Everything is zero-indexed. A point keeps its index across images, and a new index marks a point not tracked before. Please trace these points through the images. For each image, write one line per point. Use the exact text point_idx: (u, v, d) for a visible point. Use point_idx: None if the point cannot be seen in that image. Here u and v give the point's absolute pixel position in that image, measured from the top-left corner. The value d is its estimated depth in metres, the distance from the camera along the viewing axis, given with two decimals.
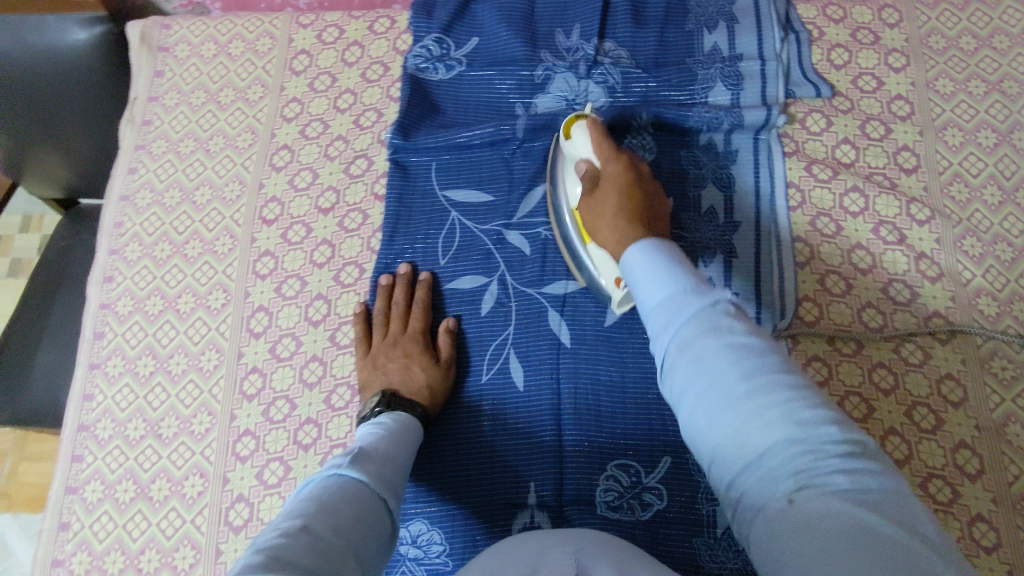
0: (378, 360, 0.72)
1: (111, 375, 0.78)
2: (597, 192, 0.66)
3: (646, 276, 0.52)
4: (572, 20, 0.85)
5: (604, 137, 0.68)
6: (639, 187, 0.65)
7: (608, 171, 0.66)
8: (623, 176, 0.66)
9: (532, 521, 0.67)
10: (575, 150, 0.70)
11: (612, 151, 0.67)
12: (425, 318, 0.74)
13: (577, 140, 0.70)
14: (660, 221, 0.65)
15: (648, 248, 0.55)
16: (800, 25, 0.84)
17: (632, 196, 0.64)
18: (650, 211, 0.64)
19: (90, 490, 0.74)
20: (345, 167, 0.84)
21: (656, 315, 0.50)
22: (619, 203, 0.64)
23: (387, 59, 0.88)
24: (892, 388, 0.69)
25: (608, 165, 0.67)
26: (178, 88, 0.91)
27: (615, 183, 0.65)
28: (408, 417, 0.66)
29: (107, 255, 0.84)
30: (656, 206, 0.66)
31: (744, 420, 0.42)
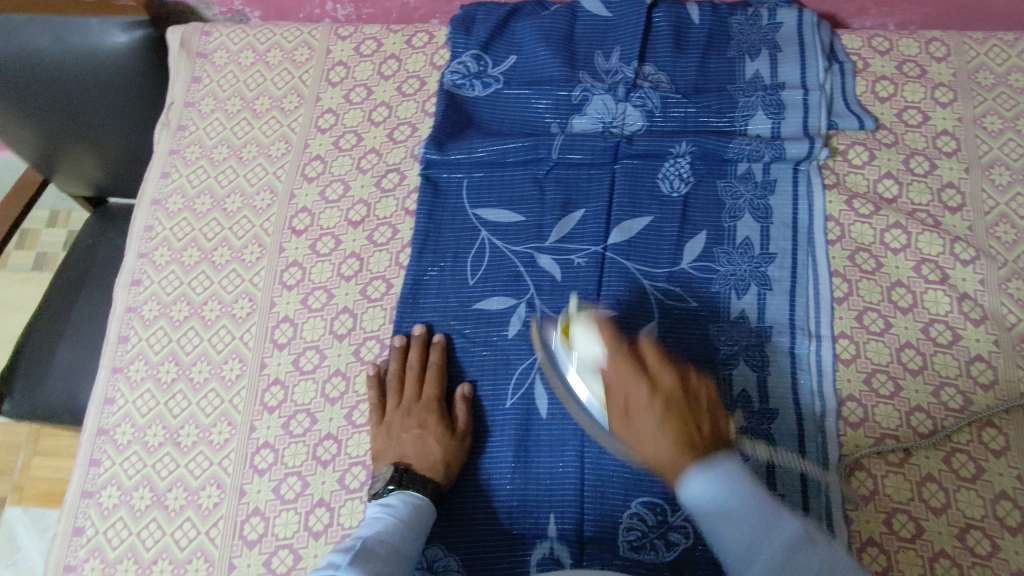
0: (392, 429, 0.70)
1: (133, 380, 0.78)
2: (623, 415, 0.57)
3: (718, 516, 0.49)
4: (612, 42, 0.84)
5: (612, 336, 0.60)
6: (677, 399, 0.56)
7: (632, 385, 0.57)
8: (649, 393, 0.56)
9: (551, 553, 0.65)
10: (587, 355, 0.62)
11: (629, 359, 0.59)
12: (440, 385, 0.72)
13: (582, 343, 0.63)
14: (716, 432, 0.55)
15: (711, 476, 0.50)
16: (843, 56, 0.83)
17: (667, 416, 0.55)
18: (699, 426, 0.54)
19: (107, 495, 0.73)
20: (377, 180, 0.83)
21: (735, 549, 0.48)
22: (655, 426, 0.55)
23: (423, 73, 0.88)
24: (931, 433, 0.67)
25: (627, 374, 0.58)
26: (215, 94, 0.92)
27: (644, 403, 0.56)
28: (422, 501, 0.65)
29: (136, 259, 0.84)
30: (699, 409, 0.56)
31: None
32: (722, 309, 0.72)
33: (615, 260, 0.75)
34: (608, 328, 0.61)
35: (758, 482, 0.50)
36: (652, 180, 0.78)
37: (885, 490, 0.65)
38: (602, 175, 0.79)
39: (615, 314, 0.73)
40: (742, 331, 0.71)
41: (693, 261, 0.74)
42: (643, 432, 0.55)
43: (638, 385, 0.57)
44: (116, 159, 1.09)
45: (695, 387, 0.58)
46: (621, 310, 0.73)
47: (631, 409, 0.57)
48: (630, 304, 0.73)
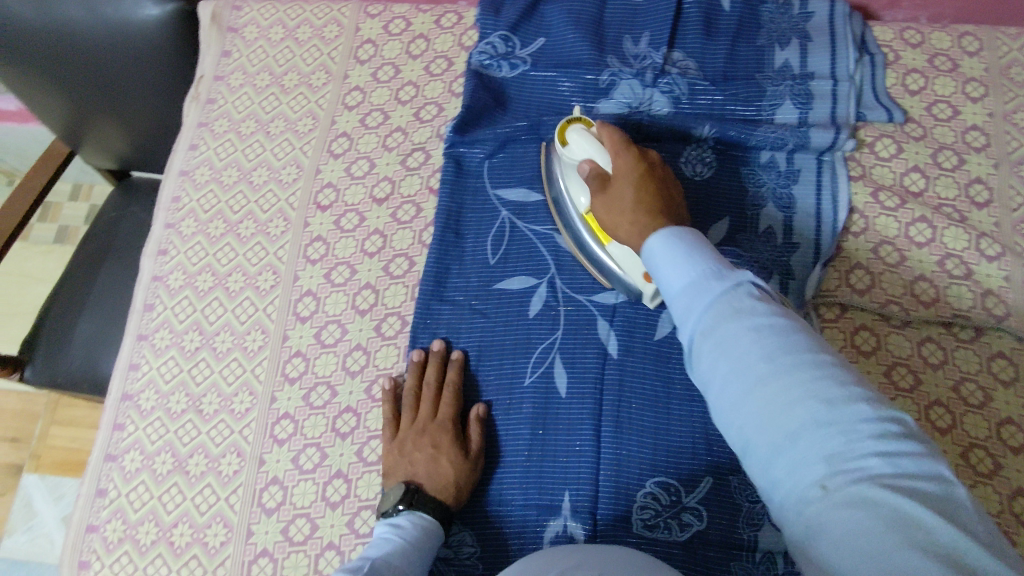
0: (405, 447, 0.68)
1: (157, 348, 0.79)
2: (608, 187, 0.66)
3: (669, 259, 0.54)
4: (641, 27, 0.84)
5: (609, 128, 0.69)
6: (656, 175, 0.66)
7: (620, 161, 0.67)
8: (635, 166, 0.66)
9: (565, 530, 0.65)
10: (579, 154, 0.70)
11: (622, 142, 0.68)
12: (456, 404, 0.70)
13: (576, 137, 0.71)
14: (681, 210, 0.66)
15: (670, 236, 0.56)
16: (875, 47, 0.82)
17: (647, 184, 0.65)
18: (670, 201, 0.65)
19: (130, 459, 0.75)
20: (402, 159, 0.84)
21: (682, 303, 0.52)
22: (634, 192, 0.64)
23: (451, 53, 0.88)
24: (949, 427, 0.66)
25: (618, 158, 0.67)
26: (244, 69, 0.93)
27: (628, 175, 0.66)
28: (430, 525, 0.63)
29: (163, 229, 0.85)
30: (672, 193, 0.67)
31: (776, 373, 0.44)
32: None
33: None
34: (611, 127, 0.69)
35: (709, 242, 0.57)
36: (675, 165, 0.78)
37: None
38: None
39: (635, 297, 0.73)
40: None
41: (714, 246, 0.74)
42: (622, 191, 0.65)
43: (628, 161, 0.66)
44: (142, 132, 1.10)
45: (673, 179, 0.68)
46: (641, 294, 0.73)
47: (617, 178, 0.66)
48: None
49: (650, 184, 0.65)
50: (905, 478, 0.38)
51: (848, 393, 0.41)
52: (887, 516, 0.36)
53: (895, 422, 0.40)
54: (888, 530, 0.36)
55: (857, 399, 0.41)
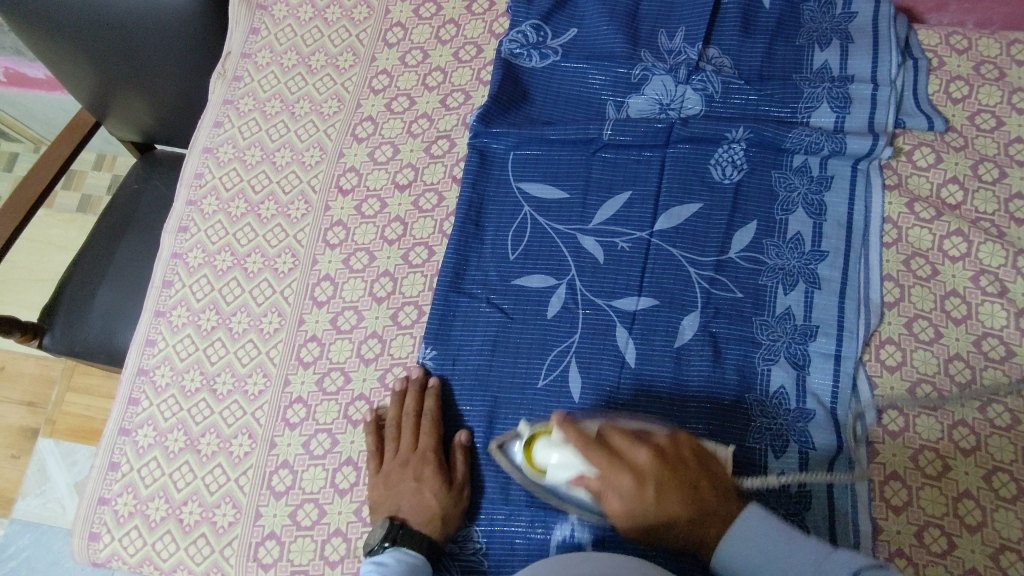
0: (389, 480, 0.67)
1: (174, 325, 0.79)
2: (633, 516, 0.57)
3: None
4: (677, 21, 0.82)
5: (585, 451, 0.56)
6: (666, 468, 0.57)
7: (625, 485, 0.56)
8: (638, 488, 0.56)
9: (571, 536, 0.64)
10: (560, 474, 0.58)
11: (609, 463, 0.56)
12: (436, 434, 0.68)
13: (551, 467, 0.58)
14: (711, 483, 0.59)
15: (741, 551, 0.56)
16: (919, 52, 0.80)
17: (673, 491, 0.57)
18: (695, 489, 0.58)
19: (143, 434, 0.75)
20: (427, 146, 0.83)
21: None
22: (672, 508, 0.57)
23: (481, 40, 0.87)
24: (973, 449, 0.65)
25: (616, 479, 0.56)
26: (272, 48, 0.92)
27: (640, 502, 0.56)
28: (416, 557, 0.62)
29: (185, 206, 0.85)
30: (683, 466, 0.58)
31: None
32: (767, 302, 0.71)
33: (661, 246, 0.74)
34: (572, 433, 0.56)
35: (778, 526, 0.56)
36: (704, 166, 0.76)
37: (920, 502, 0.63)
38: (652, 158, 0.77)
39: (656, 301, 0.72)
40: (786, 327, 0.70)
41: (740, 251, 0.73)
42: (661, 519, 0.57)
43: (625, 482, 0.56)
44: (166, 106, 1.10)
45: (668, 443, 0.59)
46: (663, 297, 0.72)
47: (629, 513, 0.57)
48: (672, 292, 0.72)
49: (674, 487, 0.57)
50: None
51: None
52: None
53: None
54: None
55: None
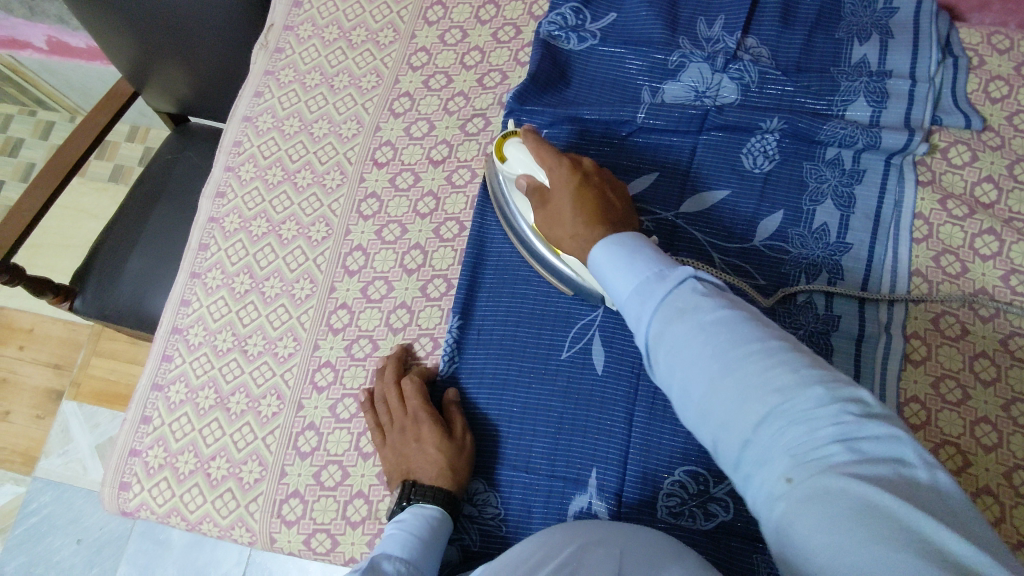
0: (392, 445, 0.68)
1: (209, 287, 0.81)
2: (547, 202, 0.65)
3: (616, 269, 0.54)
4: (717, 10, 0.82)
5: (539, 144, 0.67)
6: (592, 184, 0.64)
7: (554, 171, 0.65)
8: (569, 173, 0.64)
9: (589, 507, 0.65)
10: (516, 167, 0.69)
11: (553, 156, 0.66)
12: (422, 393, 0.69)
13: (514, 156, 0.69)
14: (625, 211, 0.64)
15: (612, 243, 0.56)
16: (959, 50, 0.79)
17: (587, 196, 0.62)
18: (607, 203, 0.63)
19: (175, 390, 0.77)
20: (462, 123, 0.84)
21: (631, 305, 0.52)
22: (573, 203, 0.62)
23: (520, 22, 0.88)
24: (994, 445, 0.65)
25: (550, 170, 0.65)
26: (314, 21, 0.93)
27: (563, 186, 0.64)
28: (432, 509, 0.63)
29: (223, 171, 0.87)
30: (612, 192, 0.64)
31: (736, 362, 0.44)
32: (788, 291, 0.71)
33: (686, 231, 0.74)
34: (533, 138, 0.67)
35: (654, 243, 0.57)
36: (735, 154, 0.77)
37: None
38: (684, 144, 0.78)
39: None
40: (808, 316, 0.70)
41: (765, 239, 0.73)
42: (561, 212, 0.63)
43: (559, 171, 0.64)
44: (206, 77, 1.12)
45: (607, 179, 0.66)
46: None
47: (553, 196, 0.64)
48: None
49: (591, 193, 0.63)
50: (866, 464, 0.38)
51: (802, 379, 0.42)
52: (854, 510, 0.35)
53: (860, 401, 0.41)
54: (845, 511, 0.35)
55: (810, 382, 0.41)
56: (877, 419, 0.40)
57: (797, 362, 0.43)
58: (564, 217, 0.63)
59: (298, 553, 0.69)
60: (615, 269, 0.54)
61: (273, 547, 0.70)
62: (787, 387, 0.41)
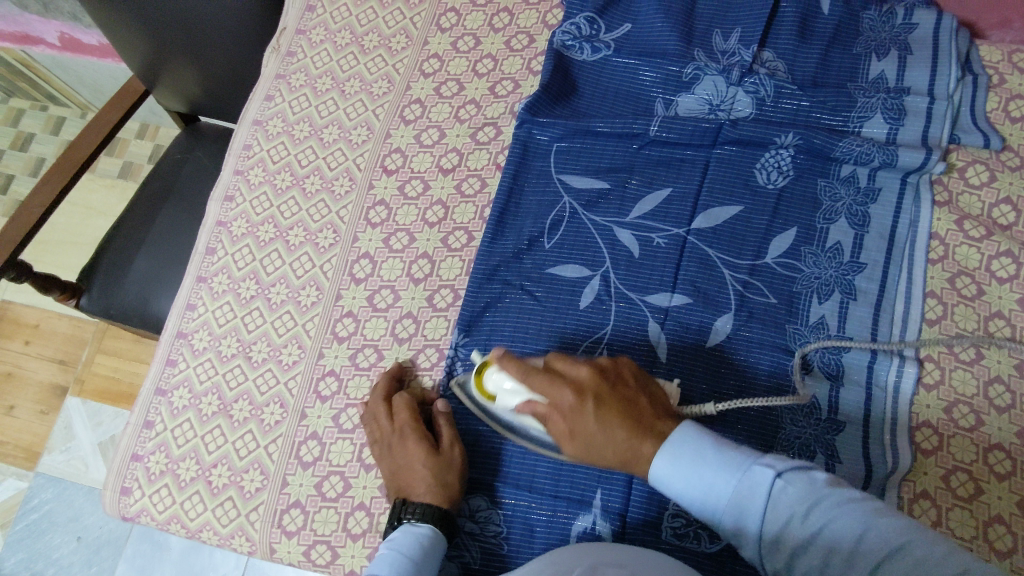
0: (386, 463, 0.68)
1: (215, 292, 0.81)
2: (571, 434, 0.58)
3: (694, 481, 0.54)
4: (733, 23, 0.81)
5: (524, 372, 0.60)
6: (604, 392, 0.58)
7: (562, 400, 0.58)
8: (576, 400, 0.58)
9: (593, 527, 0.64)
10: (510, 400, 0.62)
11: (546, 383, 0.59)
12: (412, 410, 0.68)
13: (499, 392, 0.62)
14: (650, 399, 0.59)
15: (672, 455, 0.55)
16: (979, 68, 0.78)
17: (612, 414, 0.57)
18: (632, 403, 0.58)
19: (178, 396, 0.77)
20: (473, 132, 0.83)
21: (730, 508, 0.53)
22: (607, 428, 0.57)
23: (534, 30, 0.87)
24: (1007, 473, 0.63)
25: (554, 392, 0.59)
26: (327, 25, 0.93)
27: (579, 416, 0.57)
28: (424, 528, 0.62)
29: (232, 175, 0.87)
30: (621, 383, 0.59)
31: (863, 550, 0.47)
32: (801, 310, 0.70)
33: (697, 245, 0.73)
34: (513, 368, 0.60)
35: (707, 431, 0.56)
36: (749, 169, 0.75)
37: (949, 523, 0.62)
38: (697, 157, 0.77)
39: (689, 300, 0.71)
40: (820, 337, 0.69)
41: (778, 256, 0.72)
42: (595, 442, 0.57)
43: (566, 397, 0.58)
44: (216, 77, 1.12)
45: (608, 368, 0.60)
46: (697, 295, 0.71)
47: (572, 428, 0.58)
48: (706, 293, 0.71)
49: (612, 404, 0.58)
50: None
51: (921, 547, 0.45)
52: None
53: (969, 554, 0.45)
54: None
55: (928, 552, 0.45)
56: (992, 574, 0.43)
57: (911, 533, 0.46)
58: (602, 447, 0.57)
59: (298, 564, 0.69)
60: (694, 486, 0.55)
61: (273, 557, 0.70)
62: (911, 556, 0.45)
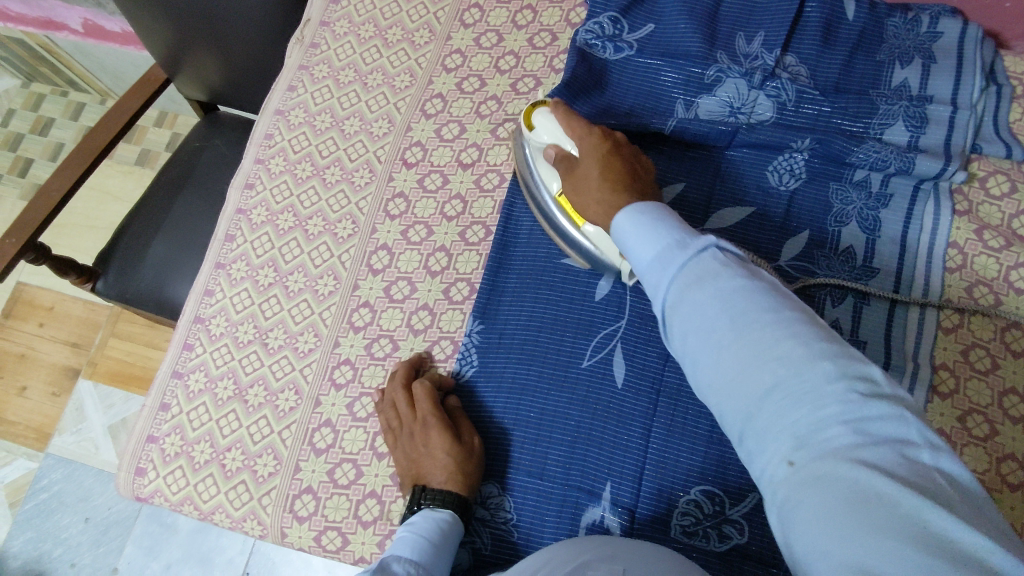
0: (405, 449, 0.68)
1: (233, 278, 0.82)
2: (574, 173, 0.67)
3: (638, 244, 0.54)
4: (756, 25, 0.81)
5: (567, 118, 0.68)
6: (617, 155, 0.65)
7: (582, 143, 0.67)
8: (593, 149, 0.66)
9: (602, 520, 0.65)
10: (544, 137, 0.70)
11: (582, 129, 0.67)
12: (431, 397, 0.68)
13: (541, 123, 0.70)
14: (646, 185, 0.65)
15: (638, 216, 0.56)
16: (1003, 78, 0.78)
17: (611, 169, 0.64)
18: (631, 172, 0.65)
19: (194, 379, 0.78)
20: (493, 127, 0.84)
21: (651, 274, 0.52)
22: (597, 177, 0.64)
23: (556, 28, 0.87)
24: (1019, 483, 0.63)
25: (579, 140, 0.67)
26: (351, 18, 0.93)
27: (589, 160, 0.65)
28: (442, 515, 0.63)
29: (253, 163, 0.88)
30: (639, 168, 0.67)
31: (748, 335, 0.44)
32: (814, 313, 0.70)
33: None
34: (564, 109, 0.69)
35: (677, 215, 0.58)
36: (761, 171, 0.76)
37: None
38: (709, 158, 0.79)
39: None
40: None
41: (791, 259, 0.72)
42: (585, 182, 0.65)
43: (586, 143, 0.66)
44: (239, 67, 1.13)
45: (630, 150, 0.67)
46: None
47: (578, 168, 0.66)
48: None
49: (616, 162, 0.65)
50: (871, 446, 0.38)
51: (812, 352, 0.42)
52: (845, 494, 0.36)
53: (863, 370, 0.41)
54: (838, 483, 0.37)
55: (823, 361, 0.41)
56: (882, 400, 0.40)
57: (810, 340, 0.43)
58: (591, 189, 0.65)
59: (308, 549, 0.69)
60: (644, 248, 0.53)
61: (283, 542, 0.70)
62: (796, 363, 0.42)
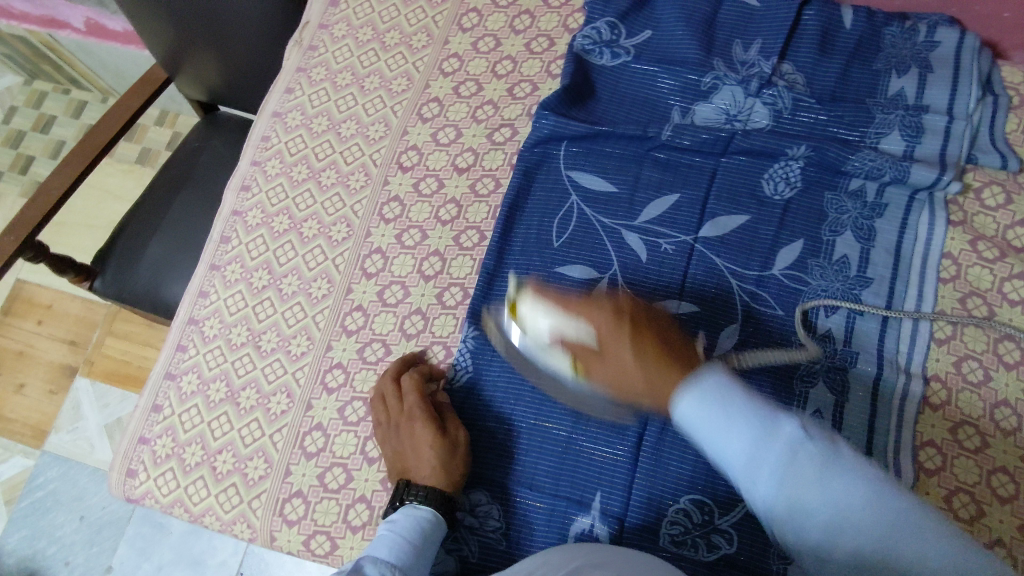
0: (391, 445, 0.68)
1: (228, 279, 0.82)
2: (600, 355, 0.58)
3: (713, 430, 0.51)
4: (754, 33, 0.81)
5: (564, 303, 0.61)
6: (638, 321, 0.59)
7: (596, 318, 0.59)
8: (611, 324, 0.59)
9: (591, 528, 0.65)
10: (539, 330, 0.62)
11: (586, 304, 0.60)
12: (419, 392, 0.68)
13: (530, 314, 0.62)
14: (678, 347, 0.59)
15: (701, 397, 0.52)
16: (1000, 89, 0.78)
17: (644, 343, 0.57)
18: (659, 340, 0.58)
19: (187, 380, 0.78)
20: (489, 132, 0.84)
21: (744, 465, 0.50)
22: (635, 356, 0.56)
23: (554, 34, 0.87)
24: (1010, 497, 0.63)
25: (591, 312, 0.59)
26: (349, 21, 0.93)
27: (614, 342, 0.58)
28: (424, 510, 0.63)
29: (249, 166, 0.88)
30: (661, 330, 0.60)
31: (838, 503, 0.47)
32: (807, 322, 0.70)
33: (704, 253, 0.73)
34: (553, 295, 0.62)
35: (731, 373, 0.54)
36: (756, 179, 0.76)
37: None
38: (704, 165, 0.77)
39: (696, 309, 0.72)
40: (826, 350, 0.69)
41: (785, 268, 0.72)
42: (619, 364, 0.57)
43: (599, 316, 0.59)
44: (238, 68, 1.13)
45: (644, 308, 0.62)
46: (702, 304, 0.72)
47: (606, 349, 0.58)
48: (705, 298, 0.72)
49: (642, 333, 0.58)
50: None
51: (898, 515, 0.46)
52: None
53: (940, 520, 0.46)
54: None
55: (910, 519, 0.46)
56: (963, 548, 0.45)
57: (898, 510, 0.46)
58: (628, 373, 0.56)
59: (297, 552, 0.69)
60: (718, 442, 0.51)
61: (273, 545, 0.70)
62: (895, 524, 0.46)
